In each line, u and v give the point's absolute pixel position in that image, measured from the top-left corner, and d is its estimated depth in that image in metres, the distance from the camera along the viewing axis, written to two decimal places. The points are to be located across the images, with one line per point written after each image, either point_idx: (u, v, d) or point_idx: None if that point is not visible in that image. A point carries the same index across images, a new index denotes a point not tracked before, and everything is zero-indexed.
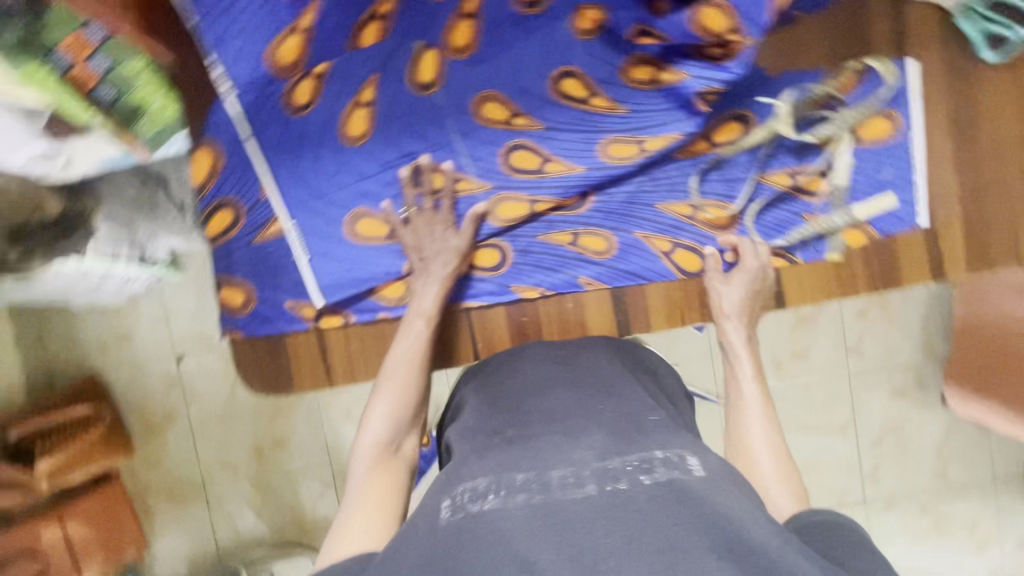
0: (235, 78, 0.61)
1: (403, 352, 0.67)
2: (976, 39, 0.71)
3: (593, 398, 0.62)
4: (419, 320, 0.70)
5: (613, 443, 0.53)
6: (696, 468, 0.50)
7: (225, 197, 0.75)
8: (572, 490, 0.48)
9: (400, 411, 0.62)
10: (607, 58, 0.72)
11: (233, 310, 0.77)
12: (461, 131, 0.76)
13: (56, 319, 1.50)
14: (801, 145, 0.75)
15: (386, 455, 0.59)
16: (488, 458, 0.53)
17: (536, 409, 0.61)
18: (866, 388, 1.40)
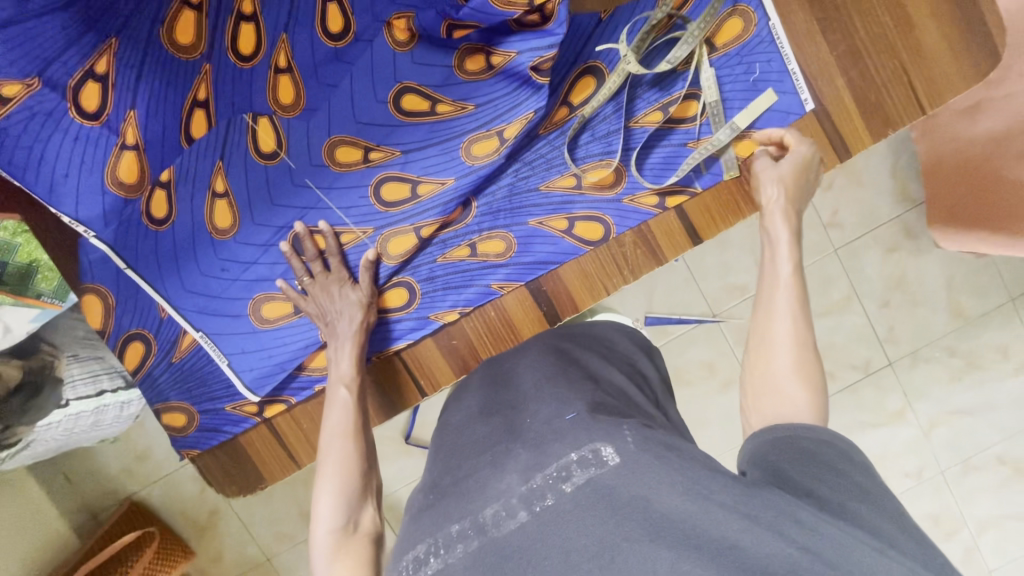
0: (87, 220, 0.71)
1: (334, 429, 0.69)
2: None
3: (526, 403, 0.59)
4: (340, 389, 0.71)
5: (534, 454, 0.51)
6: (611, 456, 0.47)
7: (131, 328, 0.76)
8: (505, 524, 0.47)
9: (348, 491, 0.65)
10: (433, 61, 0.69)
11: (180, 431, 0.78)
12: (324, 184, 0.74)
13: (77, 462, 1.56)
14: (661, 75, 0.72)
15: (343, 539, 0.63)
16: (426, 518, 0.52)
17: (471, 441, 0.58)
18: (856, 256, 1.30)
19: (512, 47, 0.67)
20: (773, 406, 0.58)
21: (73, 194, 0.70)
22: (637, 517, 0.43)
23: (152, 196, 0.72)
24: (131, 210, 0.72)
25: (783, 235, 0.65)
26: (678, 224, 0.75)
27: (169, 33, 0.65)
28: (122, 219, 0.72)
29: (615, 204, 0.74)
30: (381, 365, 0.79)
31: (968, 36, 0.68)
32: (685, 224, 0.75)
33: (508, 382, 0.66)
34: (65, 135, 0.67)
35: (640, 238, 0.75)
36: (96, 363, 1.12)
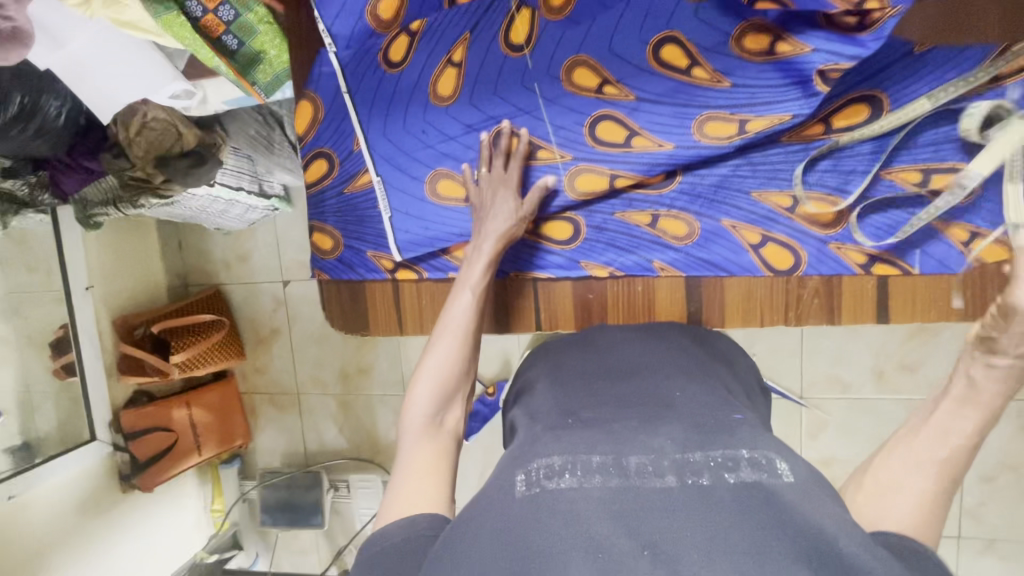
0: (337, 34, 0.76)
1: (452, 323, 0.70)
2: None
3: (671, 392, 0.61)
4: (466, 291, 0.72)
5: (691, 436, 0.53)
6: (786, 473, 0.48)
7: (323, 146, 0.81)
8: (650, 479, 0.48)
9: (445, 386, 0.66)
10: (715, 22, 0.66)
11: (322, 253, 0.84)
12: (548, 96, 0.73)
13: (195, 235, 1.77)
14: (941, 136, 0.64)
15: (433, 426, 0.63)
16: (566, 439, 0.55)
17: (616, 397, 0.62)
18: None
19: (810, 42, 0.61)
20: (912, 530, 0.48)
21: (337, 8, 0.75)
22: (811, 535, 0.42)
23: (396, 38, 0.76)
24: (374, 43, 0.76)
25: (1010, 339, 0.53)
26: (871, 295, 0.69)
27: None
28: (363, 48, 0.77)
29: (817, 243, 0.69)
30: (515, 284, 0.80)
31: None
32: (880, 296, 0.69)
33: (655, 360, 0.67)
34: None
35: (824, 288, 0.70)
36: (245, 162, 1.41)
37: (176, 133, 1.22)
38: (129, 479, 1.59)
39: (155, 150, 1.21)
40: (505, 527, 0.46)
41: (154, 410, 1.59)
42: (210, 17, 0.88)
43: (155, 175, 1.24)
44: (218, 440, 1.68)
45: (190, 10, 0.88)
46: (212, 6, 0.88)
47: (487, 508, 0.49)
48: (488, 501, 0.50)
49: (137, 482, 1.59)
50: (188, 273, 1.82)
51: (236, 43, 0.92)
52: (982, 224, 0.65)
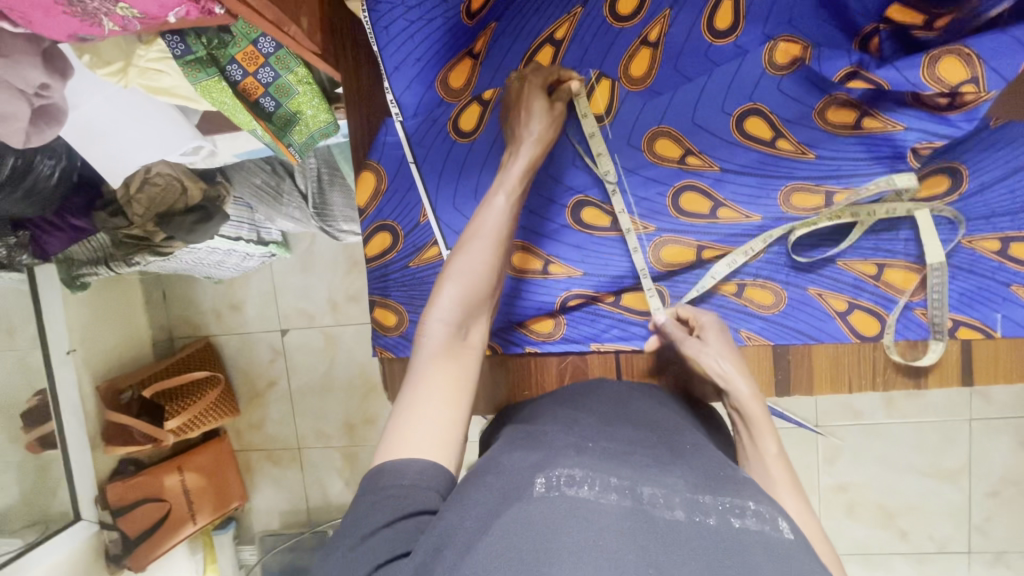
0: (405, 104, 0.73)
1: (482, 229, 0.65)
2: None
3: (683, 442, 0.59)
4: (499, 196, 0.66)
5: (703, 480, 0.51)
6: (785, 531, 0.46)
7: (387, 219, 0.77)
8: (661, 508, 0.47)
9: (470, 297, 0.63)
10: (799, 96, 0.66)
11: (385, 330, 0.79)
12: (629, 165, 0.72)
13: (181, 284, 1.63)
14: (1019, 204, 0.66)
15: (453, 343, 0.61)
16: (585, 457, 0.52)
17: (624, 434, 0.59)
18: (987, 437, 1.20)
19: (902, 120, 0.63)
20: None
21: (410, 76, 0.72)
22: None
23: (467, 108, 0.73)
24: (442, 111, 0.73)
25: (744, 391, 0.65)
26: (955, 359, 0.70)
27: None
28: (429, 117, 0.73)
29: (902, 309, 0.70)
30: (596, 357, 0.78)
31: None
32: (962, 358, 0.70)
33: (649, 411, 0.65)
34: (443, 23, 0.70)
35: (908, 357, 0.71)
36: (245, 211, 1.28)
37: (179, 189, 1.12)
38: (119, 560, 1.40)
39: (156, 207, 1.11)
40: (521, 523, 0.44)
41: (142, 480, 1.42)
42: (249, 80, 0.81)
43: (155, 234, 1.14)
44: (213, 508, 1.51)
45: (227, 73, 0.80)
46: (253, 68, 0.80)
47: (501, 501, 0.48)
48: (505, 491, 0.49)
49: (128, 563, 1.40)
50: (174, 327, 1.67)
51: (273, 105, 0.84)
52: None
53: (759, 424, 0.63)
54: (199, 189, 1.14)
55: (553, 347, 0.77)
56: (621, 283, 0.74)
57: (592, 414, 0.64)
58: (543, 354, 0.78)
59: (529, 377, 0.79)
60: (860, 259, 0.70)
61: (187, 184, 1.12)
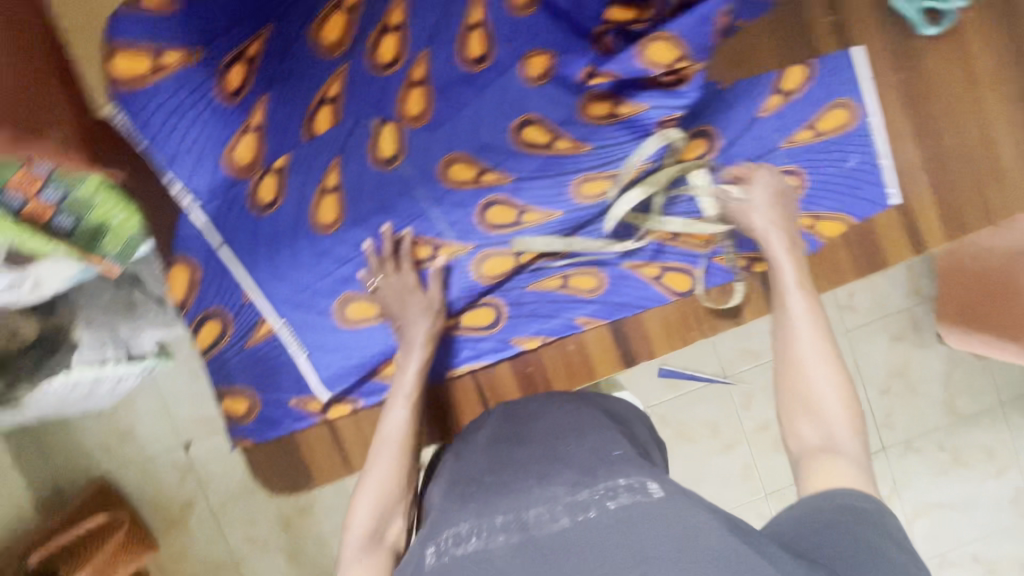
0: (197, 190, 0.72)
1: (390, 432, 0.71)
2: (915, 17, 0.74)
3: (566, 444, 0.62)
4: (401, 398, 0.72)
5: (582, 476, 0.54)
6: (655, 489, 0.50)
7: (212, 307, 0.75)
8: (547, 525, 0.50)
9: (384, 500, 0.66)
10: (561, 98, 0.72)
11: (238, 419, 0.76)
12: (433, 197, 0.75)
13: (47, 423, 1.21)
14: (764, 148, 0.76)
15: (373, 543, 0.63)
16: (472, 505, 0.56)
17: (517, 459, 0.61)
18: (865, 340, 1.32)
19: (645, 101, 0.70)
20: (805, 428, 0.62)
21: (192, 165, 0.71)
22: (677, 532, 0.45)
23: (262, 179, 0.74)
24: (238, 189, 0.74)
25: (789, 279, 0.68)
26: (761, 291, 0.78)
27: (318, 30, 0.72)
28: (227, 198, 0.74)
29: (705, 261, 0.77)
30: (455, 382, 0.79)
31: None
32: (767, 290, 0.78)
33: (533, 423, 0.68)
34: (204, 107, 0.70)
35: (720, 301, 0.78)
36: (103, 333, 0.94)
37: (12, 333, 0.86)
38: None
39: None
40: None
41: None
42: (34, 205, 0.67)
43: None
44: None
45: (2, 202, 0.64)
46: (35, 191, 0.66)
47: None
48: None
49: None
50: (58, 476, 1.22)
51: (71, 222, 0.72)
52: (817, 209, 0.77)
53: (779, 265, 0.70)
54: (34, 325, 0.89)
55: None
56: (455, 308, 0.77)
57: (490, 451, 0.65)
58: None
59: None
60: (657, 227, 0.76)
61: (20, 324, 0.86)
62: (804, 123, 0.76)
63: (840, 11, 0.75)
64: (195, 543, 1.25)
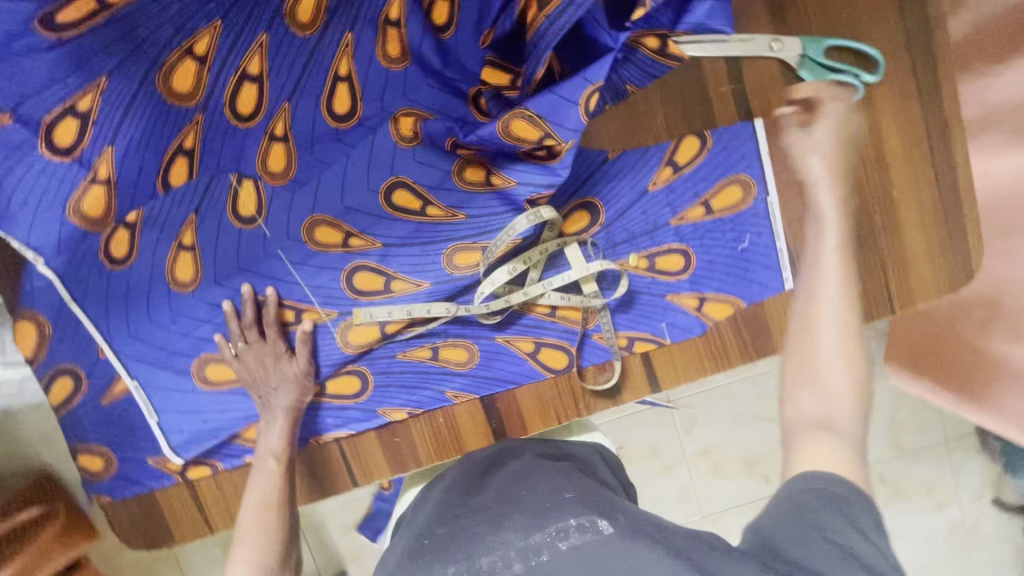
0: (39, 246, 0.67)
1: (254, 498, 0.68)
2: (822, 93, 0.68)
3: (518, 485, 0.58)
4: (268, 459, 0.70)
5: (534, 517, 0.51)
6: (605, 528, 0.48)
7: (63, 363, 0.72)
8: (501, 574, 0.48)
9: (264, 560, 0.64)
10: (433, 163, 0.68)
11: (95, 474, 0.75)
12: (296, 259, 0.72)
13: None
14: (652, 224, 0.71)
15: None
16: (422, 561, 0.51)
17: (473, 503, 0.58)
18: None
19: (514, 174, 0.66)
20: (807, 401, 0.58)
21: (28, 220, 0.66)
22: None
23: (115, 234, 0.68)
24: (88, 243, 0.67)
25: (834, 243, 0.63)
26: (640, 371, 0.75)
27: (165, 79, 0.61)
28: (77, 251, 0.68)
29: (582, 338, 0.73)
30: (318, 449, 0.76)
31: (947, 236, 0.71)
32: (648, 371, 0.75)
33: (495, 471, 0.64)
34: (30, 168, 0.63)
35: (598, 380, 0.74)
36: None
37: None
38: None
39: None
40: None
41: None
42: None
43: None
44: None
45: None
46: None
47: None
48: None
49: None
50: None
51: None
52: (706, 289, 0.73)
53: (825, 217, 0.65)
54: None
55: None
56: (319, 378, 0.74)
57: (449, 496, 0.61)
58: None
59: None
60: (533, 301, 0.72)
61: None
62: (695, 200, 0.71)
63: (742, 79, 0.69)
64: None
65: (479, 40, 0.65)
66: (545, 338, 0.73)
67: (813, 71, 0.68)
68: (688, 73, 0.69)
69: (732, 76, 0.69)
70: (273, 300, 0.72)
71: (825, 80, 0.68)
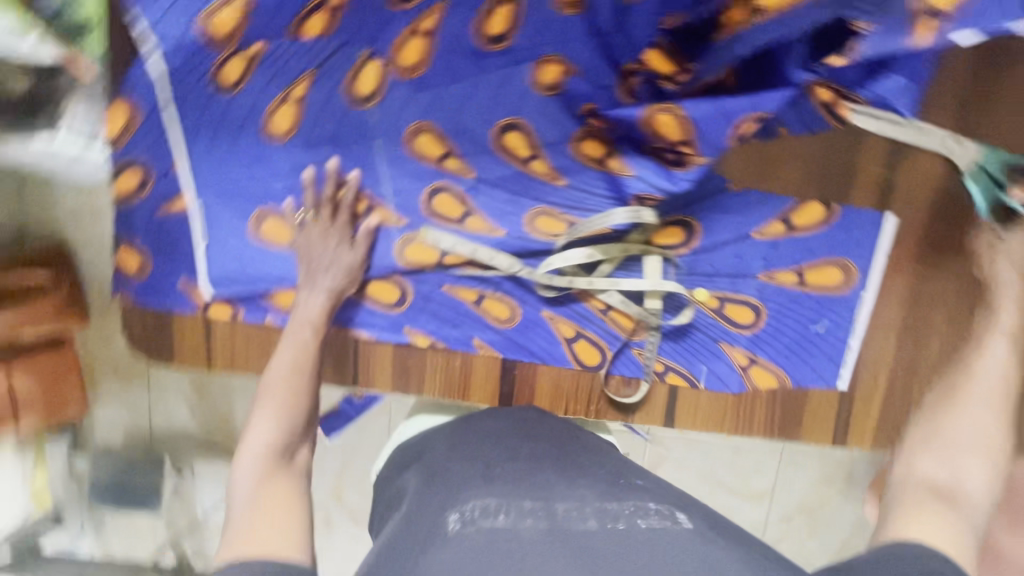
0: (158, 37, 0.63)
1: (282, 362, 0.66)
2: (981, 204, 0.62)
3: (577, 455, 0.57)
4: (306, 329, 0.69)
5: (606, 487, 0.50)
6: (684, 521, 0.46)
7: (137, 158, 0.72)
8: (576, 522, 0.45)
9: (290, 420, 0.62)
10: (558, 120, 0.67)
11: (127, 273, 0.76)
12: (390, 155, 0.70)
13: None
14: (740, 270, 0.69)
15: (280, 463, 0.58)
16: (493, 485, 0.50)
17: (527, 452, 0.56)
18: None
19: (633, 166, 0.63)
20: (926, 466, 0.52)
21: None
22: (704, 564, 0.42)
23: (230, 61, 0.65)
24: (201, 58, 0.64)
25: (1000, 354, 0.56)
26: (663, 400, 0.74)
27: None
28: None
29: (622, 346, 0.72)
30: (334, 338, 0.76)
31: None
32: (669, 403, 0.74)
33: (545, 428, 0.63)
34: None
35: (619, 392, 0.74)
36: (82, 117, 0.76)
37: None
38: None
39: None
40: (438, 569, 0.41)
41: None
42: None
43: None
44: (42, 411, 0.84)
45: None
46: None
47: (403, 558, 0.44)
48: (410, 542, 0.45)
49: None
50: None
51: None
52: (761, 354, 0.71)
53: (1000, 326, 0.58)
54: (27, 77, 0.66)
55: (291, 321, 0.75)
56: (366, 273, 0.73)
57: (500, 439, 0.59)
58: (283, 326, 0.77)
59: (269, 348, 0.77)
60: (593, 293, 0.71)
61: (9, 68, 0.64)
62: (793, 264, 0.68)
63: (893, 168, 0.66)
64: None
65: (658, 20, 0.61)
66: (587, 332, 0.72)
67: (982, 185, 0.62)
68: (846, 138, 0.65)
69: (887, 160, 0.65)
70: (353, 184, 0.71)
71: (992, 197, 0.61)
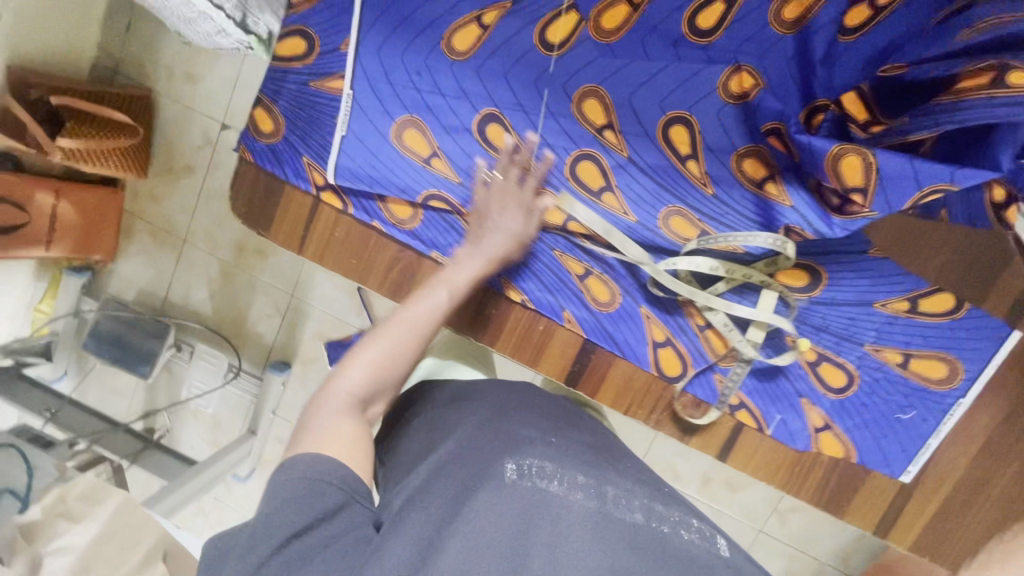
0: None
1: (412, 315, 0.62)
2: None
3: (623, 456, 0.62)
4: (442, 290, 0.64)
5: (652, 491, 0.56)
6: (722, 547, 0.52)
7: (310, 28, 0.72)
8: (623, 509, 0.51)
9: (383, 371, 0.60)
10: (732, 131, 0.65)
11: (259, 133, 0.75)
12: (552, 109, 0.70)
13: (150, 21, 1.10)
14: (849, 333, 0.68)
15: (359, 412, 0.57)
16: (552, 452, 0.55)
17: (580, 437, 0.61)
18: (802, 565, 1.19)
19: (792, 197, 0.63)
20: None
21: None
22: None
23: None
24: None
25: None
26: (724, 431, 0.74)
27: None
28: None
29: (706, 367, 0.72)
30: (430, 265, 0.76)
31: None
32: (728, 437, 0.74)
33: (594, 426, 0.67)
34: None
35: (686, 411, 0.74)
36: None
37: None
38: None
39: None
40: (487, 508, 0.47)
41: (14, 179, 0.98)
42: None
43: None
44: (82, 238, 1.11)
45: None
46: None
47: (458, 490, 0.50)
48: (466, 479, 0.51)
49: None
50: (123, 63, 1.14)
51: None
52: (836, 420, 0.71)
53: None
54: None
55: (398, 232, 0.75)
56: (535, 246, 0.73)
57: (555, 415, 0.64)
58: (387, 235, 0.76)
59: (364, 251, 0.77)
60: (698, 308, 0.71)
61: None
62: (903, 346, 0.67)
63: None
64: (169, 201, 1.18)
65: (874, 67, 0.58)
66: (677, 343, 0.72)
67: None
68: (993, 241, 0.65)
69: None
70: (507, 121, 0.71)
71: None
